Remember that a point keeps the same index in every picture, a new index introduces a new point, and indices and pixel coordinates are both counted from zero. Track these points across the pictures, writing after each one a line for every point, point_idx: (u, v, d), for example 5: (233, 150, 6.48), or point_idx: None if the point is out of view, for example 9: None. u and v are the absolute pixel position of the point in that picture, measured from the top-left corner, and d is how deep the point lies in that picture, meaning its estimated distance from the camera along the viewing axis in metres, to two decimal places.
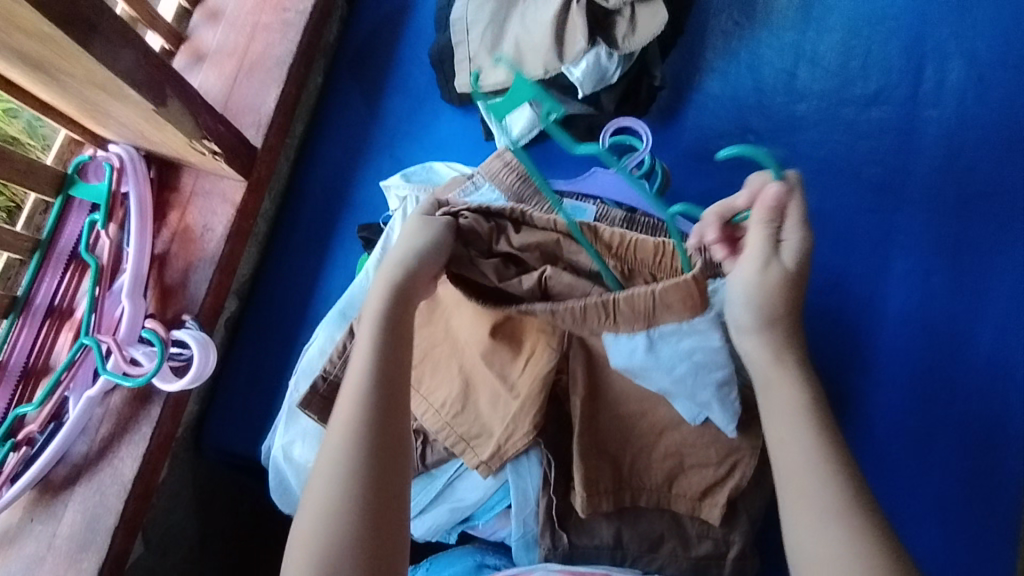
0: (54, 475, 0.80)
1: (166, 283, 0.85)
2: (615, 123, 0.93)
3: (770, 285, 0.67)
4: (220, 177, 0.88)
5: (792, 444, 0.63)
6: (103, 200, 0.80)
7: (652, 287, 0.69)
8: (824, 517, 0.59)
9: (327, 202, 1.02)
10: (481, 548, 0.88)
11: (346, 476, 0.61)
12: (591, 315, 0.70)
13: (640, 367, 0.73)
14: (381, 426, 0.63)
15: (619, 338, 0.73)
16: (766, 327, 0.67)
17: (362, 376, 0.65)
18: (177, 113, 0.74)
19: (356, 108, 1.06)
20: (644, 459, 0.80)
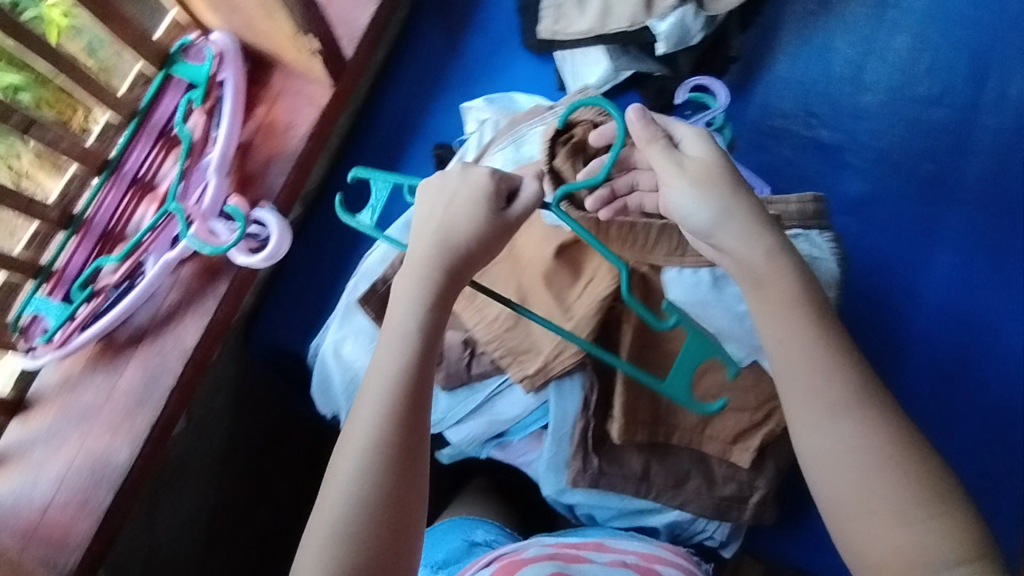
0: (117, 334, 0.83)
1: (246, 170, 0.89)
2: (695, 80, 0.96)
3: (702, 173, 0.65)
4: (308, 79, 0.92)
5: (823, 401, 0.60)
6: (203, 81, 0.83)
7: None
8: (834, 422, 0.59)
9: (399, 127, 1.06)
10: (472, 524, 0.92)
11: (371, 495, 0.57)
12: (664, 241, 0.75)
13: (703, 302, 0.76)
14: (413, 432, 0.60)
15: (683, 274, 0.76)
16: (730, 220, 0.64)
17: (393, 372, 0.62)
18: None
19: (437, 42, 1.09)
20: (681, 399, 0.82)
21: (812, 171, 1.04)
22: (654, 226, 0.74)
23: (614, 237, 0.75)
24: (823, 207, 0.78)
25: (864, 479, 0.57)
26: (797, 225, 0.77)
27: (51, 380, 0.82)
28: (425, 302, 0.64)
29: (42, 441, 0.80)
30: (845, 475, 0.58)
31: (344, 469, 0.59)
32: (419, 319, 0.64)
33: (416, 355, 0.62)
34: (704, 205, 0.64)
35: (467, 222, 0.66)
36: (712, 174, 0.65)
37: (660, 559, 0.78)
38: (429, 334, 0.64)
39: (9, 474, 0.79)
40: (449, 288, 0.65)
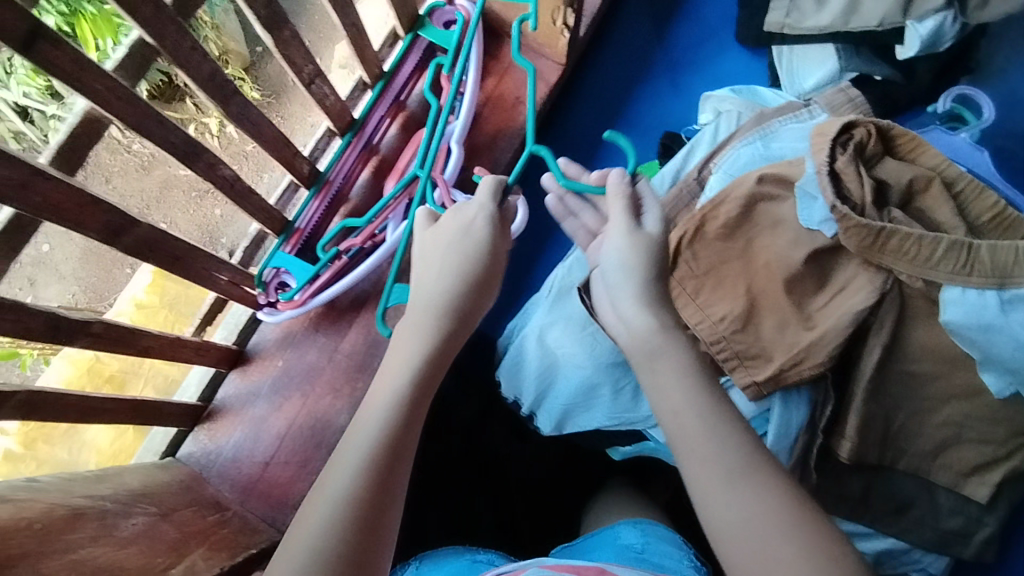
0: (339, 298, 0.82)
1: (474, 143, 0.87)
2: (960, 88, 0.92)
3: (640, 246, 0.64)
4: (540, 54, 0.89)
5: (709, 452, 0.51)
6: (454, 46, 0.81)
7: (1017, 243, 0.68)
8: (743, 491, 0.49)
9: (600, 109, 1.02)
10: (468, 550, 0.78)
11: (340, 545, 0.44)
12: (950, 257, 0.69)
13: (986, 325, 0.69)
14: (393, 469, 0.49)
15: (965, 294, 0.70)
16: (641, 294, 0.62)
17: (393, 397, 0.53)
18: None
19: (646, 23, 1.05)
20: (918, 422, 0.78)
21: None
22: (943, 241, 0.69)
23: (892, 247, 0.71)
24: None
25: (762, 540, 0.47)
26: None
27: (271, 336, 0.82)
28: (426, 347, 0.57)
29: (263, 396, 0.80)
30: (742, 541, 0.48)
31: (303, 530, 0.45)
32: (414, 365, 0.55)
33: (408, 406, 0.52)
34: (625, 272, 0.63)
35: (464, 250, 0.62)
36: (651, 250, 0.63)
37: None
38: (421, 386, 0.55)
39: (230, 425, 0.79)
40: (442, 333, 0.58)
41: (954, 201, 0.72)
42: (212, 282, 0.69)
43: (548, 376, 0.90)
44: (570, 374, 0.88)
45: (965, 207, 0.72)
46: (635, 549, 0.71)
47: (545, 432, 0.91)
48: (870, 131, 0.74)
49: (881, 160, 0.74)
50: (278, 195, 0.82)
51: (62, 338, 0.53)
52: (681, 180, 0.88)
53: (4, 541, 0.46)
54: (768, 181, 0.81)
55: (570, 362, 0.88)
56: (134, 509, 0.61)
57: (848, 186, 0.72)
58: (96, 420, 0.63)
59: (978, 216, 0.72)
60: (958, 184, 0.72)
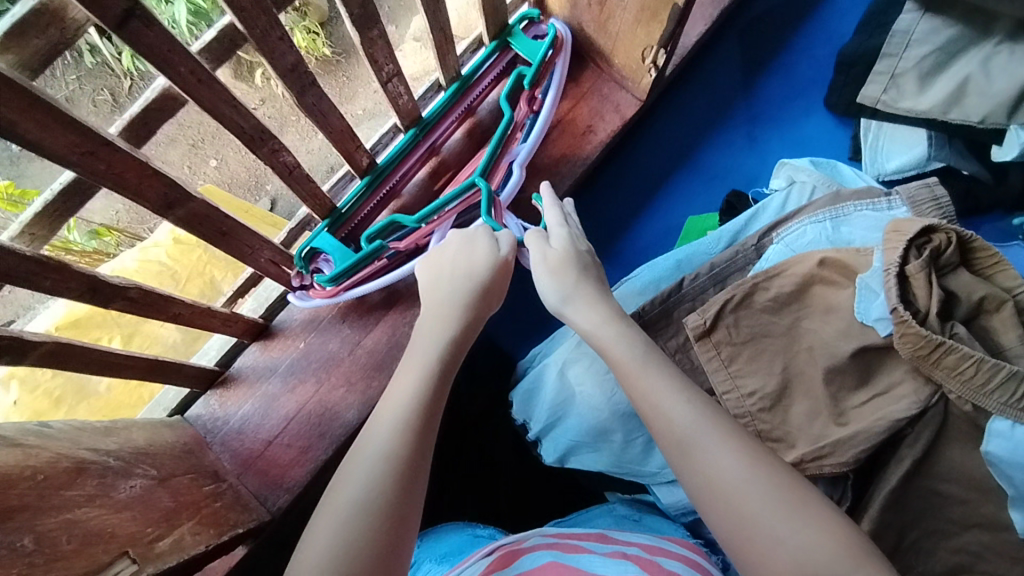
0: (371, 294, 0.82)
1: (538, 163, 0.86)
2: None
3: (557, 262, 0.68)
4: (621, 87, 0.88)
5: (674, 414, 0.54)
6: (539, 60, 0.79)
7: None
8: (703, 452, 0.51)
9: (669, 148, 1.00)
10: (468, 525, 0.85)
11: (385, 460, 0.47)
12: (1008, 389, 0.65)
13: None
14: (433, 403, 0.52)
15: (1016, 430, 0.66)
16: (575, 295, 0.65)
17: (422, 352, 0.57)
18: (674, 19, 0.74)
19: (733, 70, 1.02)
20: (931, 541, 0.73)
21: None
22: (1004, 369, 0.65)
23: (947, 363, 0.67)
24: None
25: (732, 493, 0.49)
26: None
27: (298, 316, 0.82)
28: (451, 320, 0.60)
29: (279, 374, 0.80)
30: (723, 499, 0.49)
31: (336, 505, 0.45)
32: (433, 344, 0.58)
33: (438, 355, 0.56)
34: (557, 289, 0.66)
35: (472, 264, 0.64)
36: (570, 262, 0.67)
37: (665, 551, 0.67)
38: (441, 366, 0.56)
39: (242, 396, 0.79)
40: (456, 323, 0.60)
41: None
42: (252, 258, 0.69)
43: (560, 411, 0.87)
44: (584, 413, 0.86)
45: None
46: (631, 518, 0.84)
47: (547, 462, 0.90)
48: (951, 240, 0.70)
49: (956, 271, 0.71)
50: (332, 182, 0.81)
51: (100, 297, 0.53)
52: (739, 243, 0.86)
53: (6, 490, 0.46)
54: (827, 263, 0.78)
55: (587, 402, 0.86)
56: (134, 469, 0.61)
57: (911, 288, 0.70)
58: (114, 373, 0.63)
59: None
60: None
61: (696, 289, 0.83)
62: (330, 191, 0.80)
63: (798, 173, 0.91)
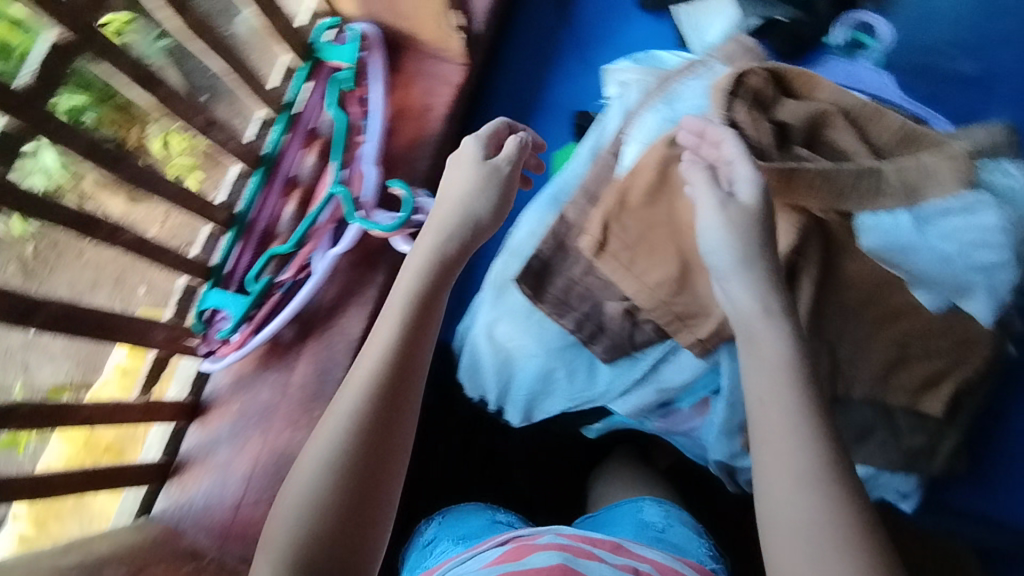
0: (282, 335, 0.83)
1: (393, 152, 0.87)
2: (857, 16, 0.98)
3: (736, 217, 0.65)
4: (440, 59, 0.90)
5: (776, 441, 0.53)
6: (354, 61, 0.81)
7: (920, 158, 0.70)
8: (791, 490, 0.50)
9: (518, 100, 1.03)
10: (490, 508, 0.86)
11: (350, 451, 0.52)
12: (859, 184, 0.70)
13: (907, 245, 0.71)
14: (395, 393, 0.55)
15: (879, 217, 0.71)
16: (743, 267, 0.63)
17: (389, 337, 0.58)
18: None
19: (547, 12, 1.07)
20: (864, 350, 0.78)
21: (960, 107, 0.96)
22: (848, 169, 0.70)
23: (804, 186, 0.70)
24: (1013, 139, 0.76)
25: (809, 542, 0.48)
26: (989, 157, 0.74)
27: (224, 383, 0.83)
28: (415, 295, 0.60)
29: (225, 441, 0.81)
30: (788, 538, 0.49)
31: (303, 477, 0.51)
32: (403, 310, 0.59)
33: (404, 339, 0.57)
34: (719, 246, 0.65)
35: (460, 182, 0.68)
36: (751, 215, 0.65)
37: (678, 573, 0.65)
38: (412, 335, 0.58)
39: (197, 475, 0.80)
40: (435, 292, 0.61)
41: (856, 129, 0.73)
42: (148, 341, 0.70)
43: (506, 370, 0.90)
44: (528, 364, 0.88)
45: (867, 133, 0.74)
46: (655, 528, 0.78)
47: (515, 422, 0.93)
48: (765, 76, 0.74)
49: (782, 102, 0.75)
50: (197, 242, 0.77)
51: None
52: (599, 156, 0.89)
53: None
54: None
55: (522, 353, 0.89)
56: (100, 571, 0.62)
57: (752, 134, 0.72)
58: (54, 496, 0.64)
59: (885, 136, 0.74)
60: (856, 114, 0.74)
61: (579, 213, 0.87)
62: (200, 253, 0.77)
63: (625, 74, 0.93)
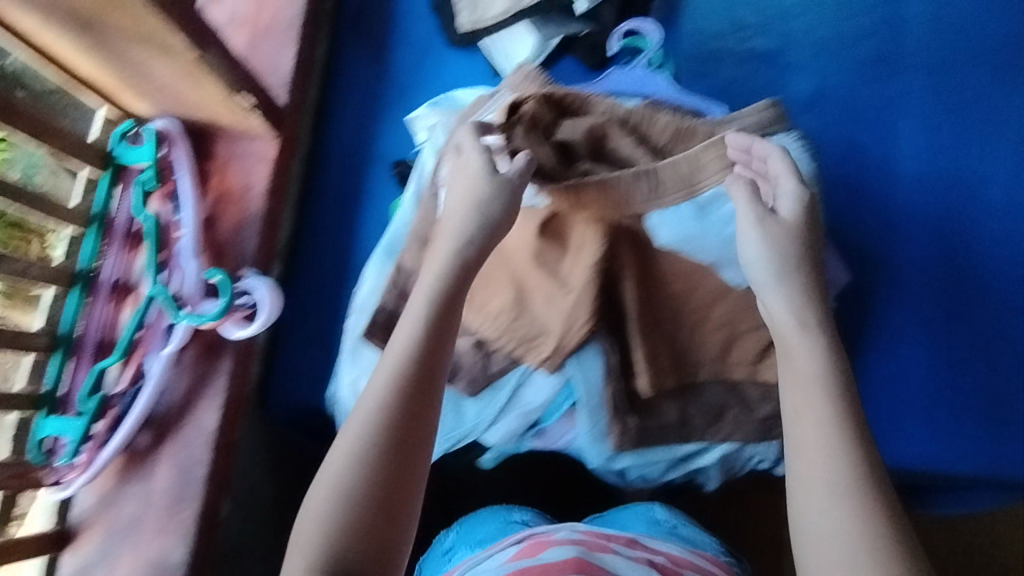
0: (137, 443, 0.84)
1: (218, 241, 0.89)
2: (624, 26, 0.97)
3: (776, 234, 0.70)
4: (252, 138, 0.91)
5: (811, 440, 0.61)
6: (152, 160, 0.83)
7: (689, 151, 0.73)
8: (827, 490, 0.58)
9: (351, 157, 1.05)
10: (504, 509, 0.91)
11: (370, 466, 0.60)
12: (640, 185, 0.73)
13: (692, 233, 0.77)
14: (412, 411, 0.63)
15: (670, 213, 0.76)
16: (782, 277, 0.69)
17: (396, 359, 0.65)
18: (217, 62, 0.73)
19: (364, 64, 1.08)
20: (699, 334, 0.82)
21: (760, 83, 1.01)
22: (626, 175, 0.73)
23: (590, 200, 0.73)
24: (781, 111, 0.78)
25: (829, 536, 0.56)
26: (759, 138, 0.78)
27: (89, 504, 0.83)
28: (420, 325, 0.67)
29: (98, 562, 0.81)
30: (814, 538, 0.57)
31: (325, 488, 0.60)
32: (414, 336, 0.66)
33: (413, 363, 0.65)
34: (756, 256, 0.70)
35: (474, 193, 0.72)
36: (784, 231, 0.70)
37: (692, 562, 0.73)
38: (433, 337, 0.66)
39: None
40: (453, 295, 0.69)
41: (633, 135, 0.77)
42: None
43: None
44: None
45: (645, 135, 0.78)
46: (666, 526, 0.86)
47: None
48: (538, 103, 0.77)
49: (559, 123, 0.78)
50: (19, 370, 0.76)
51: None
52: (421, 200, 0.90)
53: None
54: None
55: None
56: None
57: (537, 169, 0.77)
58: None
59: (662, 135, 0.78)
60: (630, 120, 0.77)
61: (415, 259, 0.88)
62: (26, 382, 0.76)
63: (429, 119, 0.93)
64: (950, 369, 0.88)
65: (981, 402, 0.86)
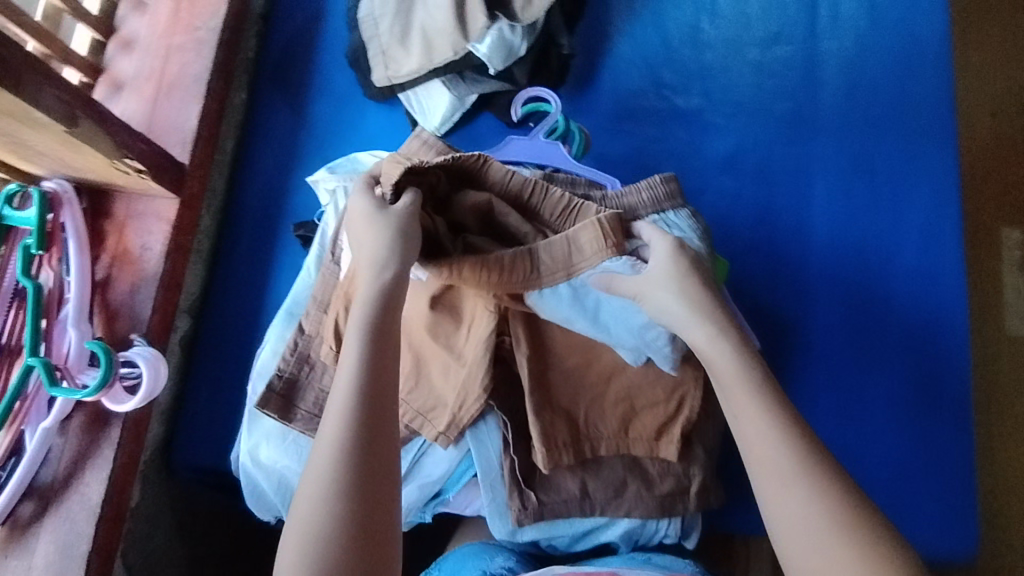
0: (20, 513, 0.81)
1: (111, 305, 0.87)
2: (525, 93, 0.97)
3: (675, 288, 0.71)
4: (152, 197, 0.90)
5: (767, 446, 0.62)
6: (35, 224, 0.80)
7: (567, 233, 0.73)
8: (788, 491, 0.60)
9: (265, 210, 1.03)
10: (485, 548, 0.83)
11: (345, 471, 0.59)
12: (519, 265, 0.73)
13: (568, 317, 0.75)
14: (376, 411, 0.62)
15: (545, 295, 0.74)
16: (695, 312, 0.70)
17: (354, 360, 0.64)
18: (92, 133, 0.75)
19: (282, 115, 1.06)
20: (598, 407, 0.80)
21: (677, 142, 1.00)
22: (506, 253, 0.72)
23: (469, 275, 0.72)
24: (676, 187, 0.79)
25: (807, 533, 0.58)
26: (653, 212, 0.78)
27: None
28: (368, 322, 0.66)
29: None
30: (799, 539, 0.58)
31: (308, 500, 0.58)
32: (364, 338, 0.65)
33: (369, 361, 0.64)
34: (669, 302, 0.71)
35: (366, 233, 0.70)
36: (676, 280, 0.72)
37: None
38: (375, 367, 0.64)
39: None
40: (383, 329, 0.66)
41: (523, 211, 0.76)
42: None
43: (281, 493, 0.87)
44: (297, 484, 0.86)
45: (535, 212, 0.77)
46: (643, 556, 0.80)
47: None
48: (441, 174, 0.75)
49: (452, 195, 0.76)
50: None
51: None
52: (322, 266, 0.89)
53: None
54: None
55: (292, 474, 0.87)
56: None
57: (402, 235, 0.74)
58: None
59: (552, 212, 0.76)
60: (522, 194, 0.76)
61: (313, 324, 0.86)
62: None
63: (331, 182, 0.93)
64: (858, 440, 0.86)
65: (887, 473, 0.85)
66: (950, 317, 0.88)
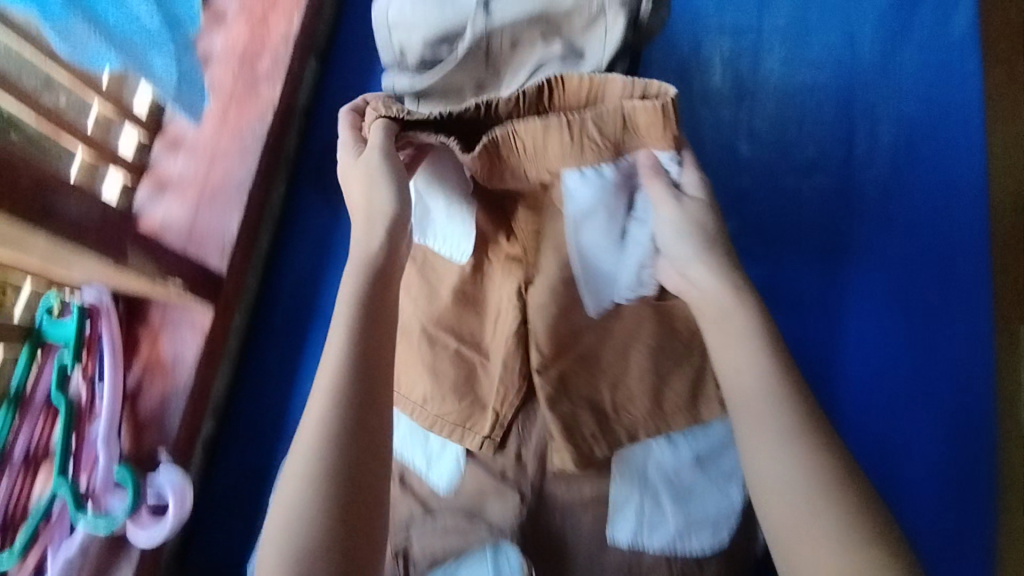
0: None
1: (140, 416, 0.87)
2: None
3: (688, 212, 0.72)
4: (188, 307, 0.91)
5: (765, 435, 0.60)
6: (73, 339, 0.82)
7: (620, 105, 0.72)
8: (783, 480, 0.58)
9: (298, 312, 1.04)
10: None
11: (327, 465, 0.57)
12: (554, 136, 0.73)
13: (590, 216, 0.75)
14: (362, 403, 0.60)
15: (581, 178, 0.74)
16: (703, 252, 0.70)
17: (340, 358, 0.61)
18: (139, 263, 0.79)
19: (320, 216, 1.08)
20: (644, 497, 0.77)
21: None
22: (541, 124, 0.72)
23: (507, 153, 0.74)
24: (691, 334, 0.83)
25: (802, 518, 0.56)
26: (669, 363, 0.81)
27: None
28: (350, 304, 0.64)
29: None
30: (795, 525, 0.57)
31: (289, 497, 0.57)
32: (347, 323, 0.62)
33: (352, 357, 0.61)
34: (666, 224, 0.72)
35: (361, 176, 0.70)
36: (698, 214, 0.72)
37: None
38: (365, 356, 0.61)
39: None
40: (378, 312, 0.64)
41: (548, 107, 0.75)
42: None
43: None
44: None
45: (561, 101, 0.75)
46: None
47: None
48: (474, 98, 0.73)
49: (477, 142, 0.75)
50: None
51: None
52: None
53: None
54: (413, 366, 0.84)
55: None
56: None
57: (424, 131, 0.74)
58: None
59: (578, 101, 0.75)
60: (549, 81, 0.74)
61: None
62: None
63: None
64: None
65: None
66: (980, 441, 0.92)
